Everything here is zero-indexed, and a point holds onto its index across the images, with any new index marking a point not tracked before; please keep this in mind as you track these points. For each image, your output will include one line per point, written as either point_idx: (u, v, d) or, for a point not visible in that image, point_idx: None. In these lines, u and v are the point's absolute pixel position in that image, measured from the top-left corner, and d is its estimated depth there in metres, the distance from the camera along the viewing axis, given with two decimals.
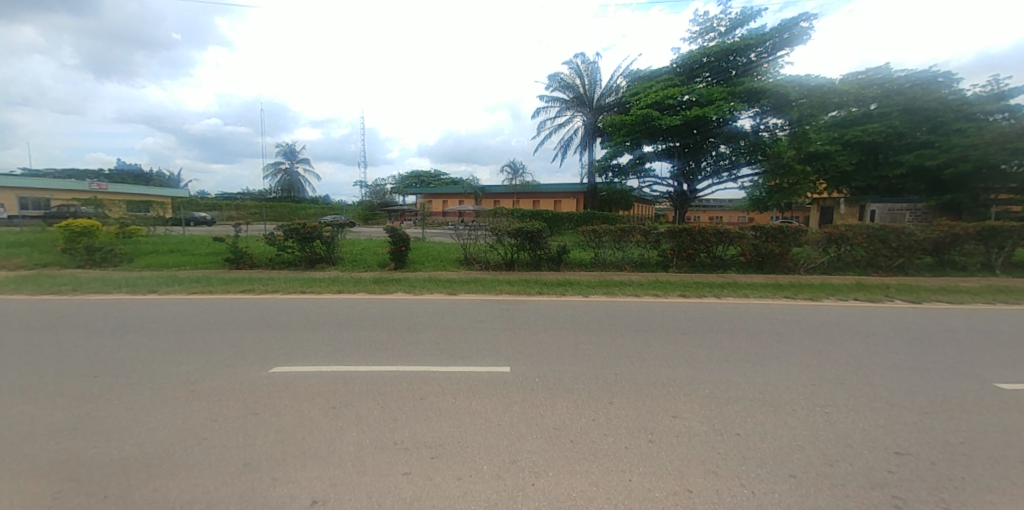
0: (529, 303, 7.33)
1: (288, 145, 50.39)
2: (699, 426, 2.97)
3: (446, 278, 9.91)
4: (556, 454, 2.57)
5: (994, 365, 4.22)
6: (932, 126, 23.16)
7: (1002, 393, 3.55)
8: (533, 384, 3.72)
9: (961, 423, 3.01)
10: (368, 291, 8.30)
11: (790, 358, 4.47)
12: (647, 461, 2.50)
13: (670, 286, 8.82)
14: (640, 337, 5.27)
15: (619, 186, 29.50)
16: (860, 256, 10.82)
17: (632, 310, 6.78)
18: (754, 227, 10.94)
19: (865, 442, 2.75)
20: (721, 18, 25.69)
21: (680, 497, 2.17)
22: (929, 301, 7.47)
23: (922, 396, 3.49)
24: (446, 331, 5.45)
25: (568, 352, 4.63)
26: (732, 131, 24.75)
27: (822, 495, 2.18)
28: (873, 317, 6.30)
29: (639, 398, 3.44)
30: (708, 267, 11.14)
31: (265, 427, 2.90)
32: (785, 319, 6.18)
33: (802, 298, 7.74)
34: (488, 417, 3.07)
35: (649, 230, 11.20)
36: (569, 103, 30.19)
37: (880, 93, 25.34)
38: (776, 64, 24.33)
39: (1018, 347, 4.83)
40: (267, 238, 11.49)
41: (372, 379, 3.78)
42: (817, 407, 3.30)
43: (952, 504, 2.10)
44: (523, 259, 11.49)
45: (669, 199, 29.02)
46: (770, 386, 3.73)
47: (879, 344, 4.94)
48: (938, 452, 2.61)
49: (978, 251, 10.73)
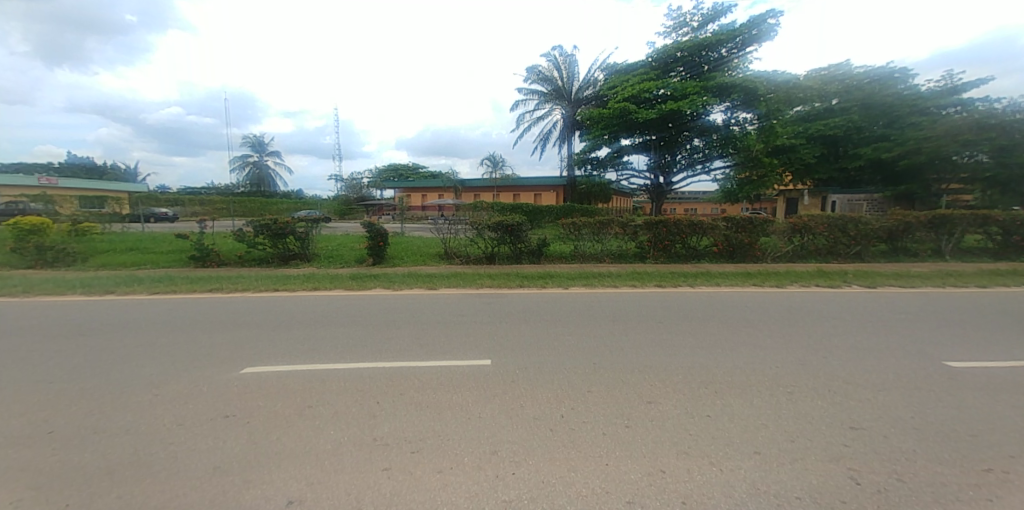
0: (510, 296, 7.35)
1: (255, 137, 48.32)
2: (673, 410, 3.06)
3: (426, 272, 9.81)
4: (536, 443, 2.61)
5: (944, 345, 4.52)
6: (889, 121, 24.53)
7: (950, 371, 3.80)
8: (512, 375, 3.74)
9: (910, 398, 3.24)
10: (346, 287, 8.12)
11: (757, 342, 4.66)
12: (624, 446, 2.57)
13: (647, 276, 9.03)
14: (619, 326, 5.36)
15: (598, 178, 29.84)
16: (822, 245, 11.32)
17: (612, 300, 6.94)
18: (725, 218, 11.30)
19: (824, 418, 2.92)
20: (694, 13, 26.08)
21: (654, 478, 2.24)
22: (883, 285, 7.95)
23: (877, 374, 3.72)
24: (425, 326, 5.39)
25: (550, 343, 4.70)
26: (704, 125, 25.36)
27: (785, 469, 2.31)
28: (837, 302, 6.60)
29: (617, 385, 3.53)
30: (683, 258, 11.45)
31: (238, 429, 2.80)
32: (754, 306, 6.41)
33: (768, 286, 8.04)
34: (469, 409, 3.09)
35: (626, 222, 11.42)
36: (547, 96, 30.22)
37: (841, 88, 26.52)
38: (745, 59, 24.95)
39: (964, 327, 5.21)
40: (236, 235, 11.07)
41: (349, 377, 3.71)
42: (781, 387, 3.46)
43: (902, 473, 2.27)
44: (503, 252, 11.49)
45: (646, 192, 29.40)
46: (738, 369, 3.89)
47: (840, 328, 5.16)
48: (890, 426, 2.80)
49: (929, 238, 11.37)
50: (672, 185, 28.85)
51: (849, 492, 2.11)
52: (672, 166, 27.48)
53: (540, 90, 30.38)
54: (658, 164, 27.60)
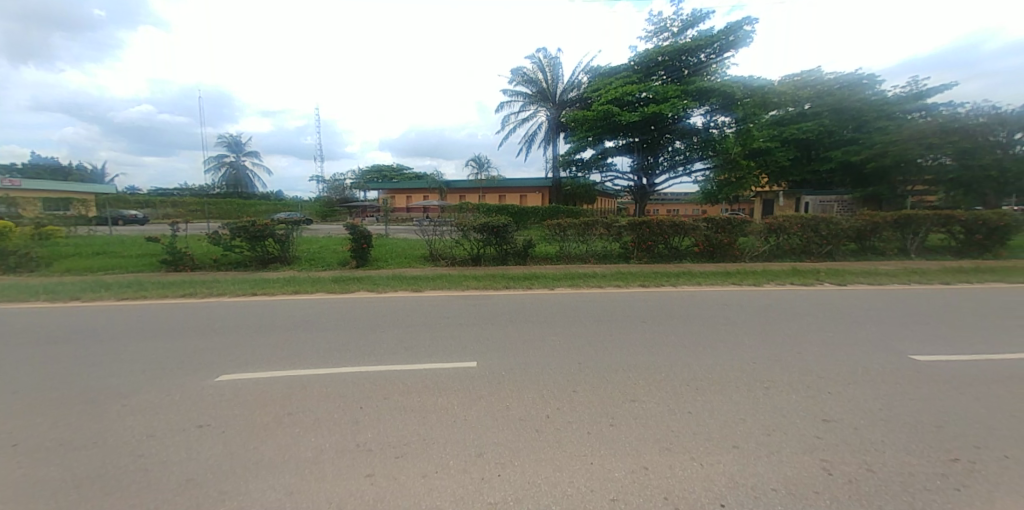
0: (496, 298, 7.35)
1: (231, 136, 46.96)
2: (656, 408, 3.11)
3: (411, 275, 9.72)
4: (522, 444, 2.61)
5: (907, 339, 4.74)
6: (857, 125, 25.56)
7: (914, 365, 3.97)
8: (498, 377, 3.74)
9: (881, 391, 3.37)
10: (328, 291, 7.96)
11: (737, 339, 4.77)
12: (609, 444, 2.59)
13: (631, 276, 9.17)
14: (604, 326, 5.42)
15: (584, 180, 30.28)
16: (796, 244, 11.69)
17: (597, 301, 7.01)
18: (706, 219, 11.55)
19: (798, 411, 3.02)
20: (674, 19, 26.62)
21: (638, 475, 2.27)
22: (853, 283, 8.29)
23: (848, 369, 3.86)
24: (410, 329, 5.33)
25: (536, 344, 4.71)
26: (685, 128, 25.87)
27: (762, 461, 2.38)
28: (810, 300, 6.84)
29: (601, 384, 3.56)
30: (666, 258, 11.65)
31: (214, 439, 2.71)
32: (735, 305, 6.56)
33: (747, 284, 8.25)
34: (454, 412, 3.07)
35: (611, 223, 11.54)
36: (532, 97, 30.36)
37: (813, 94, 27.53)
38: (723, 65, 25.60)
39: (925, 321, 5.48)
40: (211, 238, 10.75)
41: (332, 382, 3.64)
42: (759, 383, 3.56)
43: (873, 464, 2.35)
44: (489, 254, 11.48)
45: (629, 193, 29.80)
46: (719, 365, 3.98)
47: (814, 325, 5.34)
48: (859, 418, 2.91)
49: (895, 237, 11.88)
50: (655, 186, 29.24)
51: (823, 484, 2.18)
52: (655, 167, 27.98)
53: (524, 92, 30.47)
54: (641, 166, 28.07)
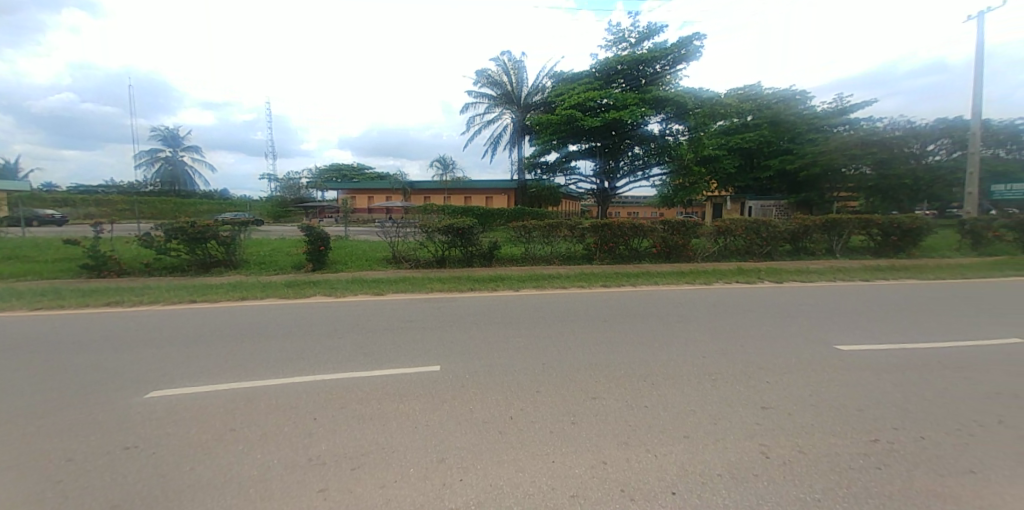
0: (460, 300, 7.28)
1: (169, 130, 43.46)
2: (615, 404, 3.20)
3: (372, 278, 9.44)
4: (484, 447, 2.60)
5: (836, 331, 5.19)
6: (792, 136, 27.78)
7: (840, 354, 4.36)
8: (460, 380, 3.71)
9: (814, 379, 3.67)
10: (278, 296, 7.54)
11: (690, 335, 5.02)
12: (569, 442, 2.64)
13: (593, 277, 9.40)
14: (566, 326, 5.51)
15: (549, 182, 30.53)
16: (740, 245, 12.47)
17: (560, 301, 7.13)
18: (662, 221, 12.05)
19: (742, 400, 3.22)
20: (631, 30, 27.64)
21: (597, 470, 2.33)
22: (789, 281, 8.99)
23: (788, 359, 4.17)
24: (369, 334, 5.17)
25: (500, 346, 4.71)
26: (643, 134, 26.86)
27: (710, 450, 2.51)
28: (754, 297, 7.33)
29: (563, 383, 3.62)
30: (626, 258, 12.02)
31: (141, 462, 2.47)
32: (688, 303, 6.88)
33: (699, 283, 8.72)
34: (414, 418, 3.00)
35: (574, 224, 11.75)
36: (497, 100, 30.46)
37: (755, 107, 29.59)
38: (676, 76, 26.86)
39: (849, 315, 6.04)
40: (142, 241, 9.91)
41: (282, 393, 3.45)
42: (708, 375, 3.77)
43: (807, 447, 2.54)
44: (454, 256, 11.37)
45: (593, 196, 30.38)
46: (673, 360, 4.17)
47: (758, 320, 5.72)
48: (796, 404, 3.15)
49: (823, 239, 12.96)
50: (617, 190, 30.01)
51: (764, 467, 2.33)
52: (616, 171, 28.63)
53: (489, 94, 30.51)
54: (604, 170, 28.65)
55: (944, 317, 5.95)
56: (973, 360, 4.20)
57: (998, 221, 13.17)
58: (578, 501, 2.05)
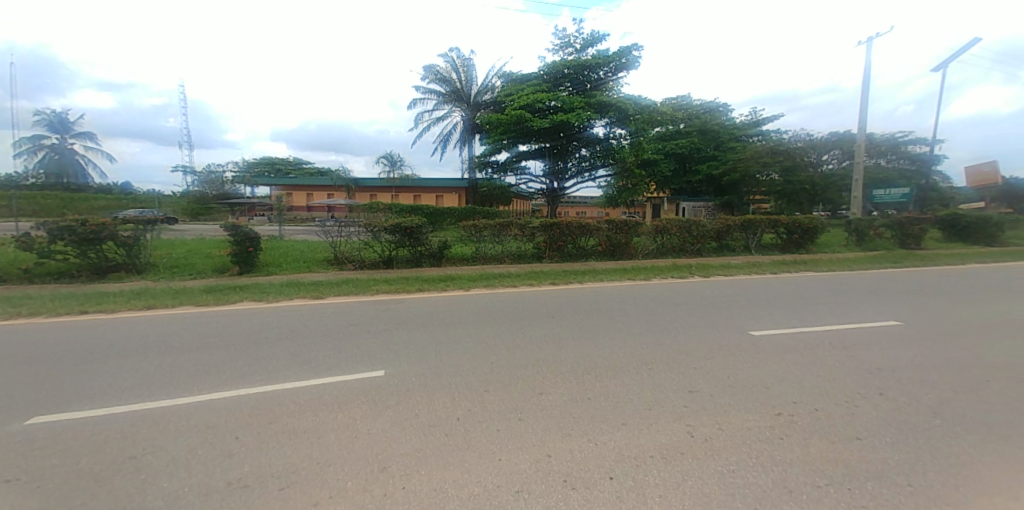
0: (408, 301, 7.08)
1: (59, 115, 37.82)
2: (559, 398, 3.28)
3: (311, 280, 8.90)
4: (430, 451, 2.54)
5: (756, 319, 5.74)
6: (717, 144, 30.26)
7: (756, 339, 4.84)
8: (406, 384, 3.61)
9: (735, 363, 4.02)
10: (200, 304, 6.84)
11: (631, 328, 5.29)
12: (515, 439, 2.66)
13: (543, 275, 9.56)
14: (515, 324, 5.57)
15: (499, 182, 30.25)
16: (676, 243, 13.33)
17: (510, 300, 7.19)
18: (607, 221, 12.55)
19: (674, 385, 3.46)
20: (576, 36, 28.44)
21: (541, 463, 2.37)
22: (716, 275, 9.78)
23: (715, 346, 4.54)
24: (306, 341, 4.85)
25: (448, 346, 4.66)
26: (589, 137, 27.69)
27: (644, 435, 2.66)
28: (687, 290, 7.90)
29: (510, 381, 3.65)
30: (575, 257, 12.35)
31: (19, 500, 2.11)
32: (630, 298, 7.24)
33: (639, 279, 9.24)
34: (355, 427, 2.87)
35: (525, 223, 11.88)
36: (445, 97, 29.99)
37: (687, 115, 31.80)
38: (618, 83, 28.04)
39: (767, 305, 6.69)
40: (19, 242, 8.55)
41: (203, 411, 3.14)
42: (647, 364, 4.00)
43: (728, 426, 2.78)
44: (402, 256, 11.03)
45: (543, 196, 30.78)
46: (614, 352, 4.37)
47: (692, 311, 6.15)
48: (721, 386, 3.44)
49: (742, 237, 14.23)
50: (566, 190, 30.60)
51: (691, 446, 2.51)
52: (565, 172, 29.12)
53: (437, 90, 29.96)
54: (553, 170, 29.06)
55: (839, 304, 6.82)
56: (860, 340, 4.87)
57: (877, 221, 15.37)
58: (520, 495, 2.07)
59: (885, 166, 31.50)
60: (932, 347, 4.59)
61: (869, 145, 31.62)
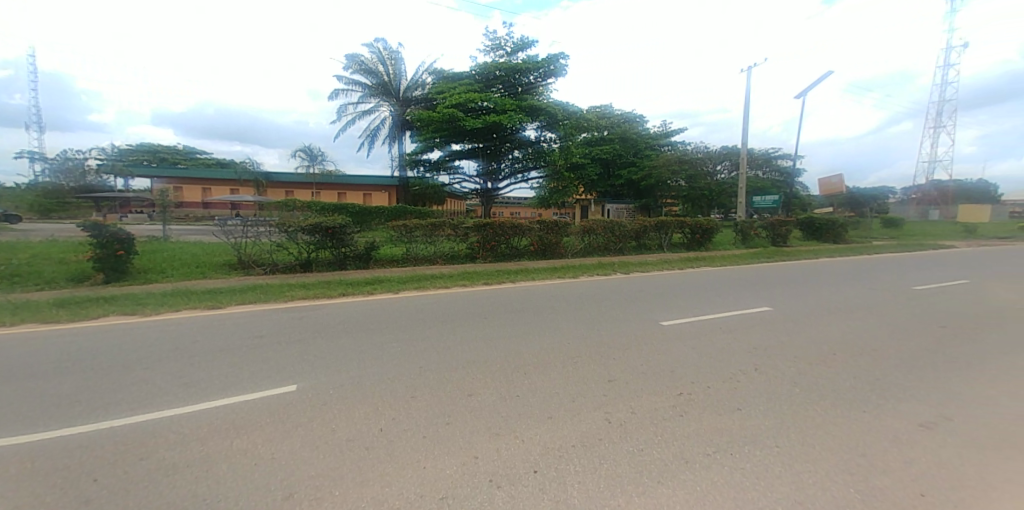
0: (329, 306, 6.61)
1: None
2: (488, 399, 3.26)
3: (209, 287, 7.92)
4: (348, 466, 2.36)
5: (669, 311, 6.25)
6: (636, 152, 32.62)
7: (667, 328, 5.28)
8: (323, 397, 3.35)
9: (649, 353, 4.33)
10: (60, 320, 5.76)
11: (557, 325, 5.46)
12: (442, 445, 2.58)
13: (476, 275, 9.50)
14: (445, 326, 5.47)
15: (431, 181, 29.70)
16: (601, 242, 14.06)
17: (440, 301, 7.05)
18: (538, 221, 12.83)
19: (596, 377, 3.63)
20: (507, 39, 28.77)
21: (468, 466, 2.32)
22: (636, 272, 10.49)
23: (633, 337, 4.86)
24: (203, 358, 4.29)
25: (372, 353, 4.43)
26: (521, 139, 28.07)
27: (568, 428, 2.73)
28: (609, 287, 8.38)
29: (437, 385, 3.56)
30: (508, 256, 12.47)
31: None
32: (558, 296, 7.48)
33: (568, 277, 9.61)
34: (261, 449, 2.57)
35: (458, 224, 11.70)
36: (371, 90, 28.59)
37: (611, 123, 33.77)
38: (548, 89, 28.89)
39: (678, 297, 7.32)
40: None
41: (60, 447, 2.60)
42: (572, 358, 4.16)
43: (645, 412, 2.96)
44: (323, 258, 10.28)
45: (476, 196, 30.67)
46: (542, 349, 4.48)
47: (616, 307, 6.51)
48: (638, 375, 3.67)
49: (656, 237, 15.45)
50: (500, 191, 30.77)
51: (610, 433, 2.66)
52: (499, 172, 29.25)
53: (362, 82, 28.47)
54: (487, 171, 29.07)
55: (735, 294, 7.69)
56: (751, 324, 5.53)
57: (755, 222, 17.63)
58: (446, 497, 2.03)
59: (761, 177, 36.30)
60: (802, 329, 5.38)
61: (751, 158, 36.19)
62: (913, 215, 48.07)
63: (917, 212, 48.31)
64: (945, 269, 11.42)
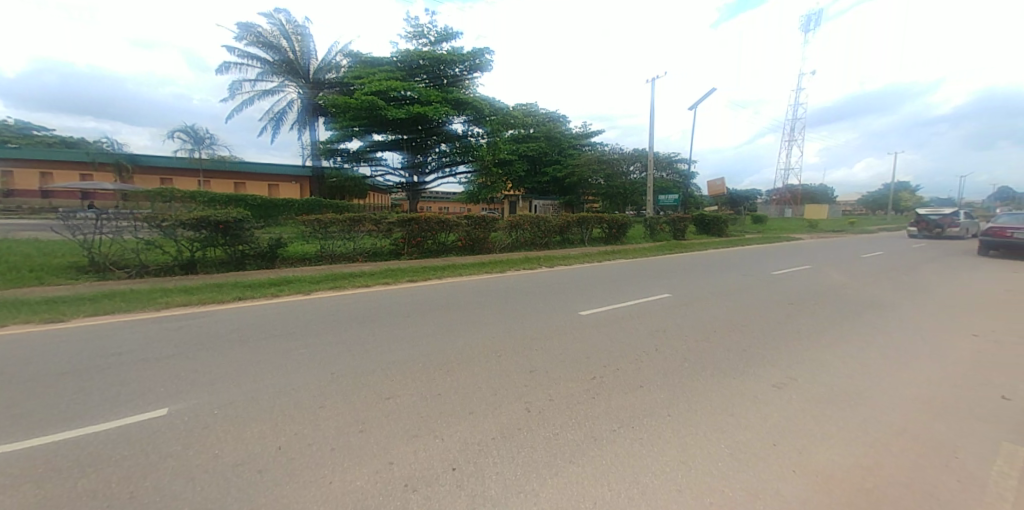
0: (224, 313, 5.90)
1: None
2: (408, 400, 3.14)
3: (53, 297, 6.65)
4: (243, 484, 2.10)
5: (587, 302, 6.59)
6: (560, 150, 33.90)
7: (585, 318, 5.57)
8: (217, 412, 2.97)
9: (569, 342, 4.52)
10: None
11: (481, 320, 5.47)
12: (355, 451, 2.41)
13: (401, 272, 9.14)
14: (364, 328, 5.19)
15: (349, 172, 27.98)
16: (527, 237, 14.38)
17: (361, 301, 6.67)
18: (466, 217, 12.71)
19: (518, 369, 3.70)
20: (430, 27, 27.96)
21: (382, 473, 2.19)
22: (560, 266, 10.90)
23: (553, 329, 5.04)
24: (56, 380, 3.56)
25: (279, 361, 4.04)
26: (448, 132, 27.38)
27: (489, 422, 2.73)
28: (533, 281, 8.61)
29: (353, 390, 3.34)
30: (435, 253, 12.19)
31: None
32: (484, 291, 7.49)
33: (496, 272, 9.70)
34: (132, 476, 2.19)
35: (380, 219, 11.14)
36: (275, 67, 25.91)
37: (537, 121, 34.57)
38: (474, 83, 28.61)
39: (596, 289, 7.74)
40: None
41: None
42: (495, 352, 4.20)
43: (563, 400, 3.07)
44: (212, 257, 9.18)
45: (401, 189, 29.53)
46: (465, 345, 4.46)
47: (539, 300, 6.69)
48: (557, 365, 3.81)
49: (579, 232, 16.19)
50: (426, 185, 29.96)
51: (528, 422, 2.73)
52: (425, 166, 28.50)
53: (262, 57, 25.66)
54: (412, 163, 28.13)
55: (644, 284, 8.34)
56: (656, 310, 6.05)
57: (660, 219, 19.34)
58: (355, 505, 1.91)
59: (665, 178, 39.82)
60: (698, 312, 6.01)
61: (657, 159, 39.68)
62: (774, 215, 54.96)
63: (775, 209, 57.17)
64: (803, 257, 13.66)
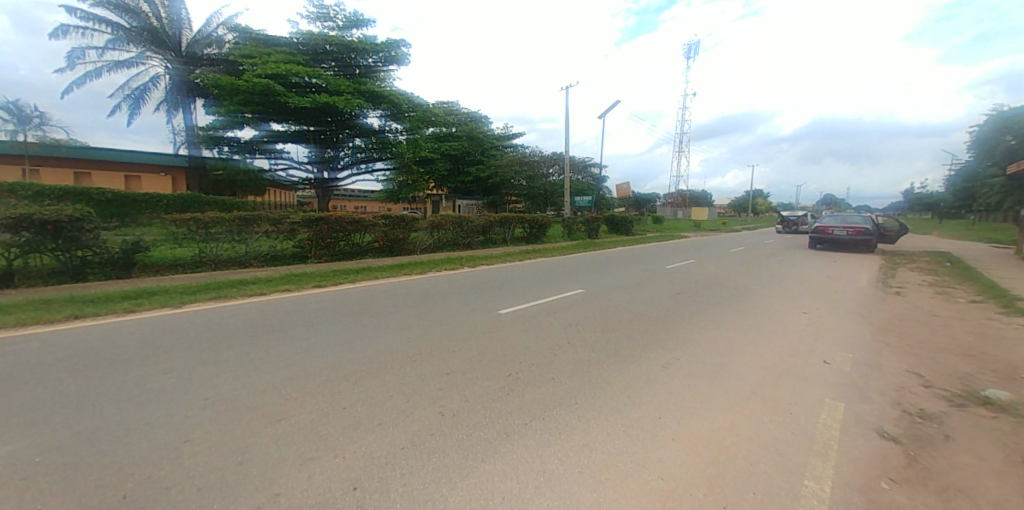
0: (59, 334, 4.86)
1: None
2: (306, 417, 2.85)
3: None
4: None
5: (501, 301, 6.66)
6: (482, 151, 33.97)
7: (501, 317, 5.63)
8: (47, 452, 2.39)
9: (484, 342, 4.51)
10: None
11: (393, 325, 5.24)
12: (235, 481, 2.09)
13: (306, 277, 8.43)
14: (259, 340, 4.68)
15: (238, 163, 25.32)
16: (450, 237, 14.18)
17: (259, 311, 6.01)
18: (384, 216, 12.14)
19: (432, 375, 3.59)
20: (337, 11, 26.23)
21: (267, 502, 1.93)
22: (481, 266, 10.92)
23: (468, 330, 5.01)
24: None
25: (142, 385, 3.42)
26: (363, 126, 25.81)
27: (398, 433, 2.61)
28: (449, 281, 8.49)
29: (238, 412, 2.93)
30: (348, 254, 11.49)
31: None
32: (399, 294, 7.20)
33: (417, 273, 9.43)
34: None
35: (280, 219, 10.18)
36: (133, 35, 22.03)
37: (458, 120, 34.26)
38: (389, 75, 27.40)
39: (510, 287, 7.88)
40: None
41: None
42: (408, 358, 4.04)
43: (475, 402, 3.04)
44: (41, 264, 7.48)
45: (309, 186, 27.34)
46: (375, 353, 4.23)
47: (457, 301, 6.62)
48: (471, 367, 3.77)
49: (500, 232, 16.38)
50: (337, 182, 28.05)
51: (441, 426, 2.68)
52: (335, 161, 26.84)
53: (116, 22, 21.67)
54: (320, 158, 26.19)
55: (555, 281, 8.67)
56: (566, 306, 6.33)
57: (577, 219, 20.43)
58: None
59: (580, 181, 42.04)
60: (603, 306, 6.38)
61: (573, 163, 41.83)
62: (669, 216, 60.20)
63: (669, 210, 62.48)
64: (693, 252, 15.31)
